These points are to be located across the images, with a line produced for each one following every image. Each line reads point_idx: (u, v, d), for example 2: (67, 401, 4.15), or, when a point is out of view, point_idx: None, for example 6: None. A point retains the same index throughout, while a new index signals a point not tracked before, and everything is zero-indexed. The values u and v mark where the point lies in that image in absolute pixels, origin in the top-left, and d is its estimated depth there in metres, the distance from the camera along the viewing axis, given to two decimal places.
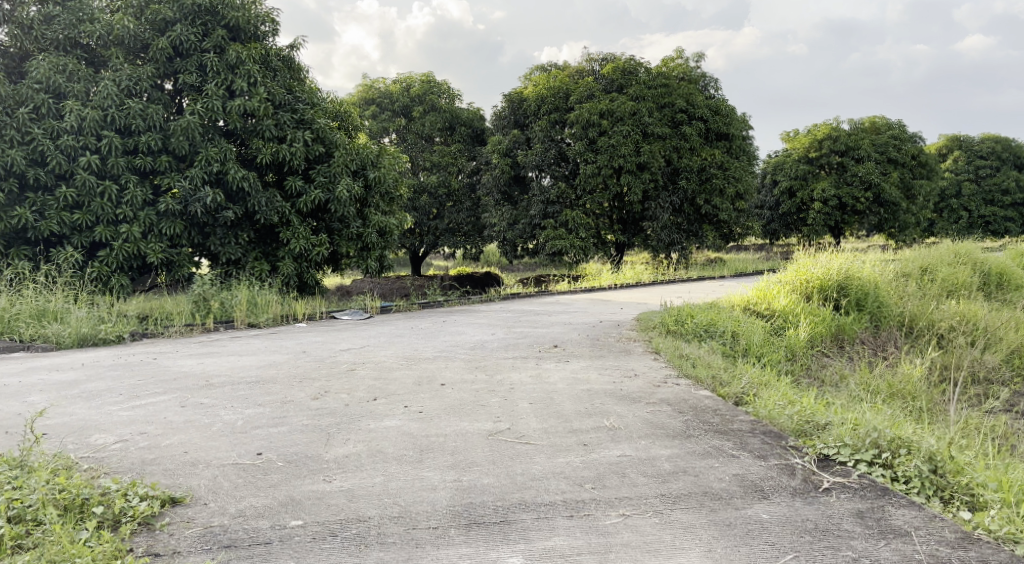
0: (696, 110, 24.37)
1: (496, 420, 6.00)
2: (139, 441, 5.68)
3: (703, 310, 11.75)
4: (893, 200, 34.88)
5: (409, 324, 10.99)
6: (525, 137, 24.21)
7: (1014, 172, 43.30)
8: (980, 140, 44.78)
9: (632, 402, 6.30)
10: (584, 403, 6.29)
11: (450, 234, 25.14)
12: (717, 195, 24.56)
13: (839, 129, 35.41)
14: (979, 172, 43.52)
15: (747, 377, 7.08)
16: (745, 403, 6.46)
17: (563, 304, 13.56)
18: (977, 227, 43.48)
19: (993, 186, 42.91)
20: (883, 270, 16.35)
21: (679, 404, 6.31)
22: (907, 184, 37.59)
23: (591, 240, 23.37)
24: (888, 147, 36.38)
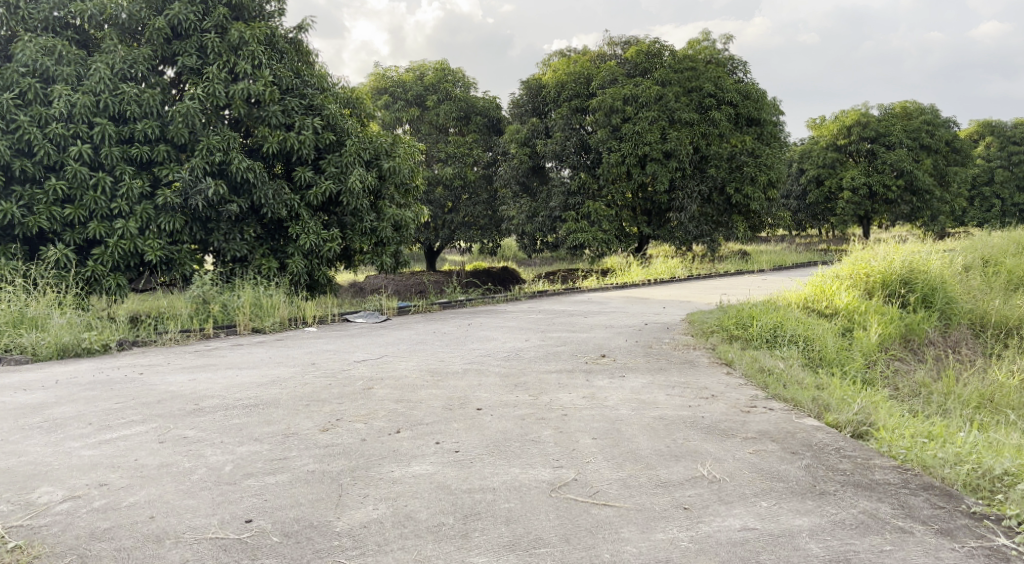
0: (725, 94, 22.99)
1: (556, 466, 4.77)
2: (93, 501, 4.51)
3: (760, 307, 10.54)
4: (926, 187, 33.37)
5: (431, 328, 9.76)
6: (545, 126, 22.81)
7: None
8: (1011, 125, 43.09)
9: (724, 439, 5.04)
10: (665, 439, 5.04)
11: (467, 227, 23.81)
12: (749, 184, 23.19)
13: (868, 115, 33.66)
14: (1011, 159, 41.95)
15: (857, 403, 5.85)
16: (871, 436, 5.21)
17: (599, 303, 12.29)
18: (1009, 215, 41.85)
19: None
20: (945, 262, 15.25)
21: (786, 440, 5.05)
22: (939, 170, 36.02)
23: (614, 233, 21.98)
24: (920, 133, 34.55)
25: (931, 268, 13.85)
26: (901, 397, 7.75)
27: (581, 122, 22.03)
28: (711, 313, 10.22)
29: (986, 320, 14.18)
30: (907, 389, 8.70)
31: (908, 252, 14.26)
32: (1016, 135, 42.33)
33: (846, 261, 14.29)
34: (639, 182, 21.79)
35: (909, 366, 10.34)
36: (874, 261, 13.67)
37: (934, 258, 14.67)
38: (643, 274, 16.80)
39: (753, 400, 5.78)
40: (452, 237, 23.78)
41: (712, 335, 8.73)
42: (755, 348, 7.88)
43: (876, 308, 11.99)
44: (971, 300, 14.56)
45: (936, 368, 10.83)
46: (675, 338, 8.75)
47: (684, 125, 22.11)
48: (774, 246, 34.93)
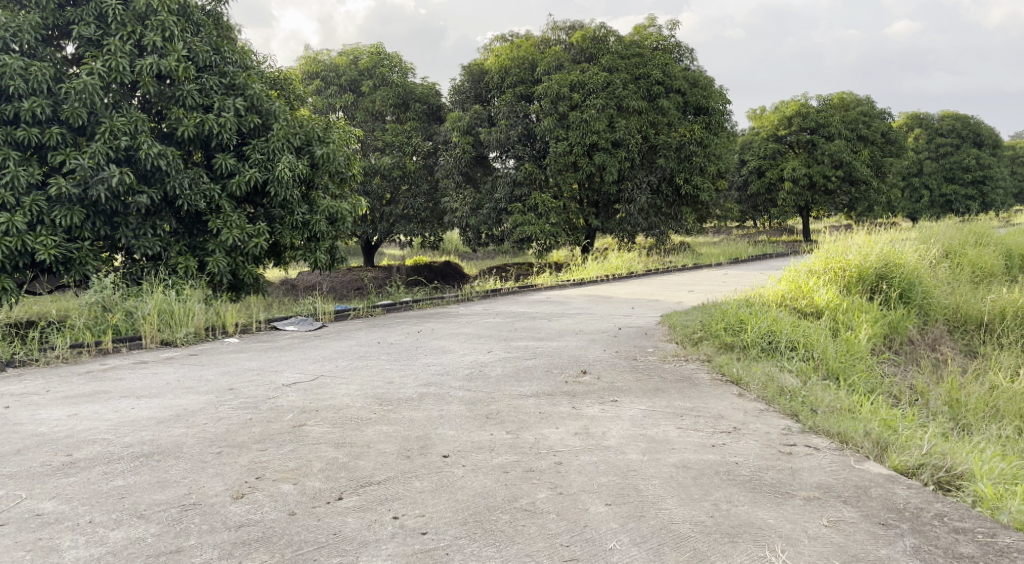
0: (674, 82, 21.98)
1: (567, 559, 3.57)
2: None
3: (740, 306, 9.48)
4: (864, 177, 33.04)
5: (374, 337, 8.40)
6: (488, 114, 21.40)
7: (973, 150, 42.36)
8: (939, 117, 43.45)
9: (781, 503, 3.90)
10: (703, 506, 3.88)
11: (406, 220, 22.31)
12: (698, 173, 22.25)
13: (808, 106, 33.09)
14: (939, 150, 42.39)
15: (915, 438, 4.78)
16: (959, 489, 4.13)
17: (560, 304, 11.07)
18: (937, 207, 42.32)
19: (954, 164, 41.87)
20: (916, 254, 14.45)
21: (867, 505, 3.91)
22: (876, 161, 35.76)
23: (563, 226, 20.68)
24: (858, 124, 34.10)
25: (906, 260, 13.01)
26: (919, 416, 6.75)
27: (526, 110, 20.68)
28: (690, 315, 9.10)
29: (961, 317, 13.42)
30: (911, 403, 7.74)
31: (881, 244, 13.41)
32: (944, 127, 42.58)
33: (818, 254, 13.36)
34: (588, 173, 20.53)
35: (900, 370, 9.43)
36: (848, 254, 12.78)
37: (905, 250, 13.86)
38: (599, 268, 15.64)
39: (791, 436, 4.65)
40: (391, 230, 22.27)
41: (698, 344, 7.59)
42: (756, 361, 6.79)
43: (858, 306, 11.05)
44: (944, 295, 13.81)
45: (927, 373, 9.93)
46: (662, 346, 7.56)
47: (633, 114, 20.80)
48: (715, 238, 34.30)
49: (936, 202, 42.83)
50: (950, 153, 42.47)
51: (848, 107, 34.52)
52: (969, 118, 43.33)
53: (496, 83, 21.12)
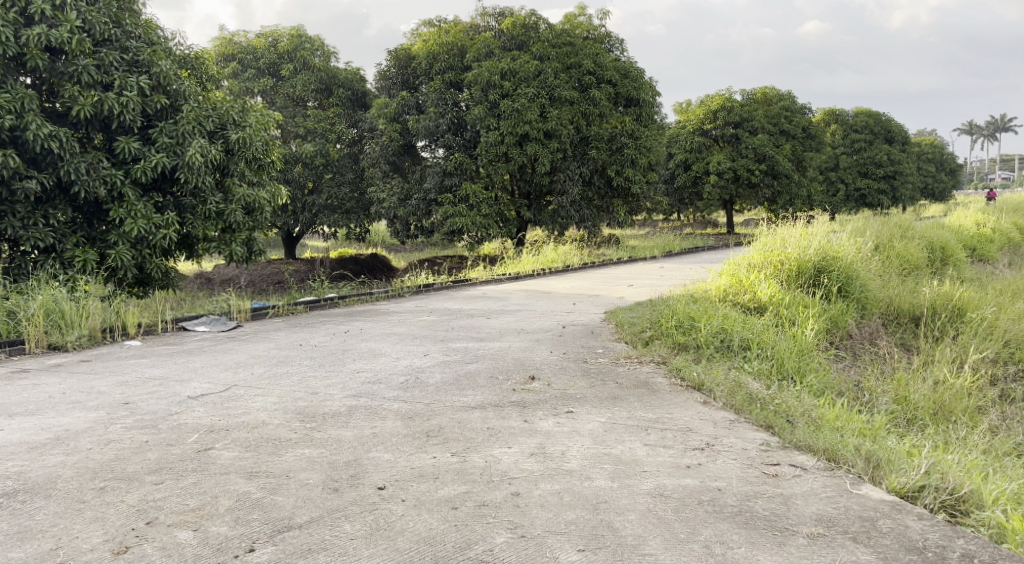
0: (605, 72, 21.54)
1: None
2: None
3: (686, 302, 9.02)
4: (787, 171, 33.33)
5: (297, 339, 7.66)
6: (416, 102, 20.58)
7: (886, 146, 43.67)
8: (854, 114, 44.44)
9: (780, 543, 3.50)
10: (688, 549, 3.45)
11: (330, 210, 21.34)
12: (629, 165, 21.75)
13: (733, 100, 33.17)
14: (855, 146, 43.45)
15: (905, 453, 4.41)
16: (971, 521, 3.78)
17: (498, 300, 10.47)
18: (852, 200, 43.47)
19: (868, 159, 43.09)
20: (851, 245, 14.24)
21: (875, 542, 3.52)
22: (797, 155, 36.12)
23: (494, 217, 20.03)
24: (781, 118, 34.39)
25: (844, 253, 12.80)
26: (883, 421, 6.38)
27: (455, 98, 19.95)
28: (635, 312, 8.60)
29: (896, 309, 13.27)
30: (866, 405, 7.39)
31: (818, 237, 13.18)
32: (859, 123, 43.27)
33: (755, 246, 13.03)
34: (519, 164, 19.90)
35: (848, 365, 9.11)
36: (787, 246, 12.48)
37: (841, 243, 13.66)
38: (534, 261, 15.06)
39: (773, 454, 4.22)
40: (314, 221, 21.31)
41: (649, 344, 7.07)
42: (715, 363, 6.31)
43: (800, 300, 10.70)
44: (880, 287, 13.64)
45: (870, 369, 9.62)
46: (611, 347, 7.02)
47: (565, 104, 20.28)
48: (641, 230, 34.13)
49: (852, 196, 43.72)
50: (864, 149, 43.53)
51: (771, 101, 34.70)
52: (882, 114, 44.52)
53: (424, 69, 20.31)
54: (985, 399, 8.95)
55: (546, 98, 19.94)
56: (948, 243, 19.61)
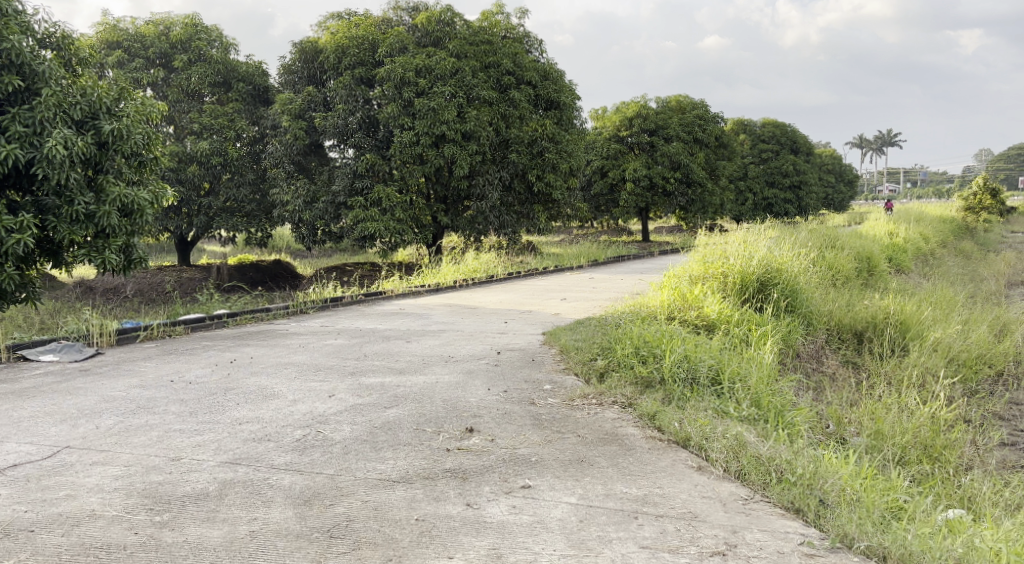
0: (524, 73, 20.39)
1: None
2: None
3: (632, 322, 7.90)
4: (700, 179, 32.87)
5: (171, 373, 6.24)
6: (323, 98, 18.97)
7: (792, 156, 44.08)
8: (761, 124, 44.64)
9: None
10: None
11: (227, 213, 19.51)
12: (550, 170, 20.61)
13: (648, 107, 32.48)
14: (763, 156, 43.71)
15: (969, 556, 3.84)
16: None
17: (421, 317, 9.21)
18: (760, 210, 43.62)
19: (775, 169, 43.36)
20: (792, 253, 13.30)
21: None
22: (710, 163, 35.68)
23: (409, 222, 18.53)
24: (695, 127, 33.66)
25: (787, 264, 11.92)
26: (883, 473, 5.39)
27: (366, 95, 18.36)
28: (578, 337, 7.39)
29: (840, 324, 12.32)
30: (849, 446, 6.36)
31: (759, 247, 12.28)
32: (767, 133, 43.80)
33: (694, 257, 12.01)
34: (436, 166, 18.51)
35: (812, 387, 8.13)
36: (729, 258, 11.51)
37: (783, 253, 12.72)
38: (455, 271, 13.74)
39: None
40: (210, 224, 19.41)
41: (605, 379, 5.91)
42: (689, 406, 5.24)
43: (750, 316, 9.65)
44: (824, 299, 12.75)
45: (832, 392, 8.60)
46: (561, 382, 5.76)
47: (483, 104, 19.04)
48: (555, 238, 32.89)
49: (759, 205, 43.79)
50: (770, 159, 43.90)
51: (685, 109, 34.06)
52: (787, 125, 44.95)
53: (332, 63, 18.70)
54: (957, 427, 8.11)
55: (464, 98, 18.65)
56: (873, 253, 19.18)
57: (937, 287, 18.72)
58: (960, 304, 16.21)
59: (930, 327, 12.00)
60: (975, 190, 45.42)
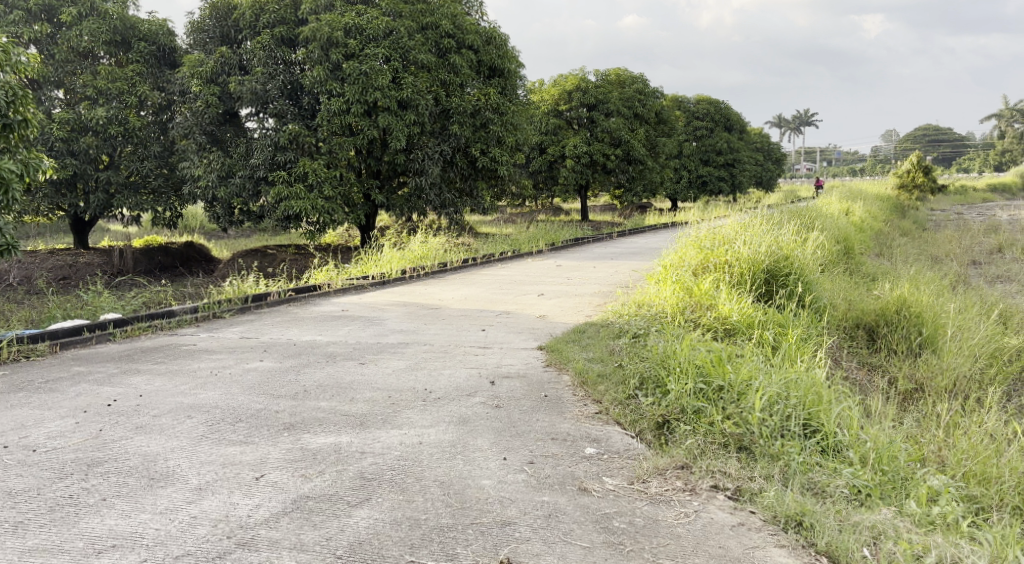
0: (466, 36, 18.00)
1: None
2: None
3: (656, 334, 6.08)
4: (641, 156, 30.44)
5: (11, 432, 4.23)
6: (240, 61, 16.21)
7: (725, 134, 43.09)
8: (695, 101, 43.29)
9: None
10: None
11: (130, 190, 16.82)
12: (495, 144, 18.54)
13: (588, 80, 29.52)
14: (696, 134, 42.48)
15: None
16: None
17: (376, 324, 7.20)
18: (695, 187, 42.35)
19: (708, 147, 42.29)
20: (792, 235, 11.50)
21: None
22: (651, 140, 34.07)
23: (339, 201, 16.19)
24: (635, 102, 31.13)
25: (795, 250, 10.15)
26: None
27: (288, 59, 15.89)
28: (594, 359, 5.56)
29: (853, 316, 10.60)
30: (968, 508, 4.81)
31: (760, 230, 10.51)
32: (701, 111, 42.29)
33: (687, 243, 10.26)
34: (370, 138, 16.20)
35: (874, 404, 6.41)
36: (729, 246, 9.75)
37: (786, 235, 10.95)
38: (401, 259, 11.62)
39: None
40: (109, 203, 16.65)
41: (677, 439, 4.39)
42: (826, 496, 3.98)
43: (773, 314, 7.88)
44: (829, 291, 11.04)
45: (896, 412, 6.81)
46: (609, 444, 4.27)
47: (421, 70, 16.74)
48: (488, 218, 30.36)
49: (695, 183, 42.16)
50: (705, 136, 42.44)
51: (624, 83, 31.50)
52: (720, 102, 43.83)
53: (248, 21, 16.08)
54: None
55: (399, 63, 16.32)
56: (846, 233, 17.57)
57: (911, 270, 17.26)
58: (947, 290, 14.76)
59: (949, 318, 10.39)
60: (909, 167, 44.76)
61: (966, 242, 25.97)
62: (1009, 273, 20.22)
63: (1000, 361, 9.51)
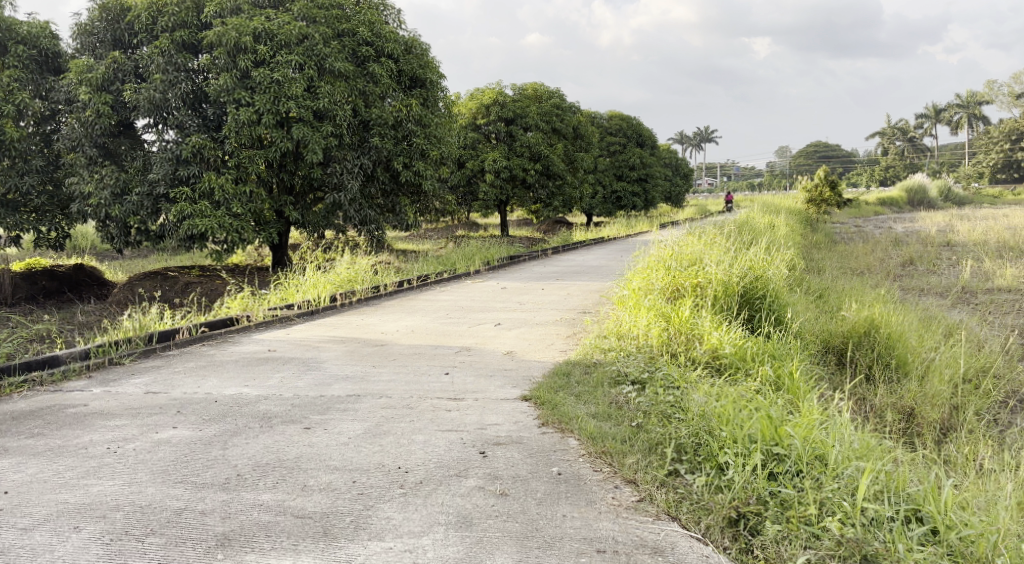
0: (385, 44, 16.09)
1: None
2: None
3: (664, 380, 5.28)
4: (560, 171, 27.69)
5: None
6: (135, 68, 13.89)
7: (637, 150, 43.00)
8: (607, 117, 42.94)
9: None
10: None
11: (8, 208, 14.64)
12: (419, 158, 16.66)
13: (504, 94, 26.63)
14: (610, 149, 42.06)
15: None
16: None
17: (317, 366, 6.15)
18: (610, 202, 41.73)
19: (622, 162, 41.98)
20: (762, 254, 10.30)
21: None
22: (569, 155, 33.27)
23: (248, 220, 13.99)
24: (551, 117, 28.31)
25: (774, 272, 9.08)
26: None
27: (188, 66, 13.64)
28: (600, 416, 4.90)
29: (836, 337, 9.24)
30: None
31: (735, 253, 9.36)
32: (614, 126, 42.11)
33: (655, 265, 9.15)
34: (283, 151, 14.10)
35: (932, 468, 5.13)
36: (699, 267, 8.75)
37: (759, 255, 9.87)
38: (328, 284, 10.31)
39: None
40: None
41: (771, 547, 3.93)
42: None
43: (772, 352, 6.84)
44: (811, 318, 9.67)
45: (960, 474, 5.43)
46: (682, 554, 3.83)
47: (337, 79, 14.74)
48: (402, 236, 28.66)
49: (610, 198, 41.41)
50: (618, 152, 42.22)
51: (540, 98, 28.62)
52: (631, 119, 43.81)
53: (143, 24, 13.74)
54: None
55: (313, 71, 14.29)
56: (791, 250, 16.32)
57: (847, 285, 16.44)
58: (891, 302, 14.08)
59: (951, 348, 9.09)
60: (815, 182, 44.52)
61: (881, 253, 25.76)
62: (932, 284, 19.65)
63: (985, 374, 8.75)
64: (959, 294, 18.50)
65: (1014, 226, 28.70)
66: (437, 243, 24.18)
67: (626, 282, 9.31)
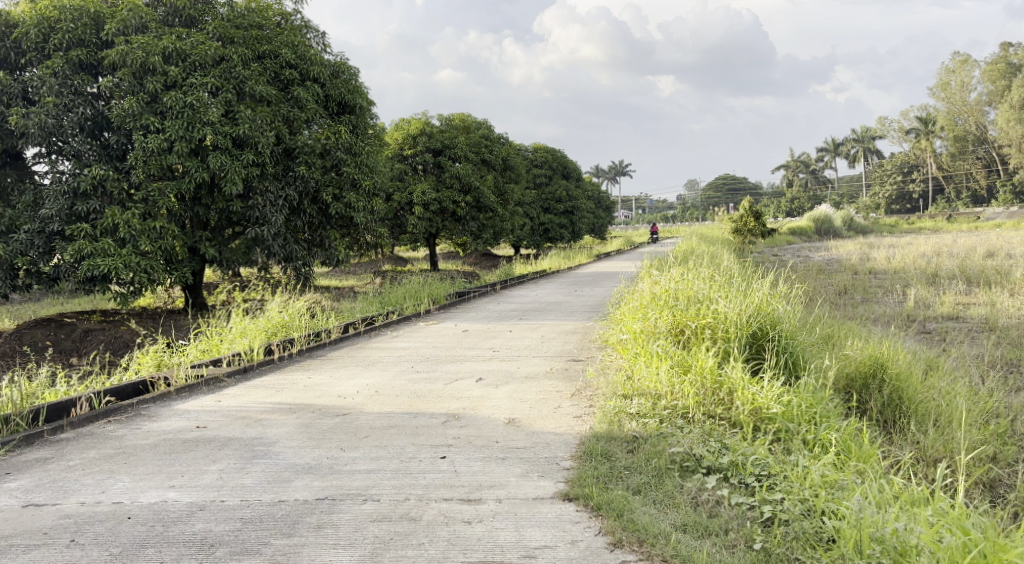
0: (312, 68, 13.91)
1: None
2: None
3: (779, 486, 4.63)
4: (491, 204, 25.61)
5: None
6: (22, 92, 11.92)
7: (563, 183, 42.25)
8: (532, 149, 41.94)
9: None
10: None
11: None
12: (349, 189, 14.46)
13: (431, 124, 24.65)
14: (538, 181, 40.98)
15: None
16: None
17: (256, 443, 5.06)
18: (538, 234, 40.52)
19: (549, 195, 41.05)
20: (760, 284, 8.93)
21: None
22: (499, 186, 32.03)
23: (157, 259, 12.00)
24: (482, 148, 26.87)
25: (791, 312, 7.73)
26: None
27: (86, 87, 11.76)
28: (691, 530, 4.34)
29: (862, 367, 7.43)
30: None
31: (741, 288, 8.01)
32: (540, 158, 41.13)
33: (652, 304, 7.88)
34: (199, 182, 12.28)
35: None
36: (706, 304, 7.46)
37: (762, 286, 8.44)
38: (258, 331, 8.63)
39: None
40: None
41: None
42: None
43: (833, 417, 5.44)
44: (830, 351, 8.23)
45: None
46: None
47: (259, 103, 12.90)
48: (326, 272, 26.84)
49: (538, 230, 40.26)
50: (544, 185, 41.19)
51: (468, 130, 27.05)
52: (556, 151, 43.08)
53: (32, 41, 11.70)
54: None
55: (232, 95, 12.49)
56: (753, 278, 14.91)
57: None
58: (872, 332, 12.77)
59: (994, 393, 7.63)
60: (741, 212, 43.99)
61: (820, 279, 24.93)
62: (878, 312, 18.01)
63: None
64: (917, 318, 17.50)
65: (934, 252, 28.47)
66: (363, 279, 22.54)
67: (617, 327, 7.97)
